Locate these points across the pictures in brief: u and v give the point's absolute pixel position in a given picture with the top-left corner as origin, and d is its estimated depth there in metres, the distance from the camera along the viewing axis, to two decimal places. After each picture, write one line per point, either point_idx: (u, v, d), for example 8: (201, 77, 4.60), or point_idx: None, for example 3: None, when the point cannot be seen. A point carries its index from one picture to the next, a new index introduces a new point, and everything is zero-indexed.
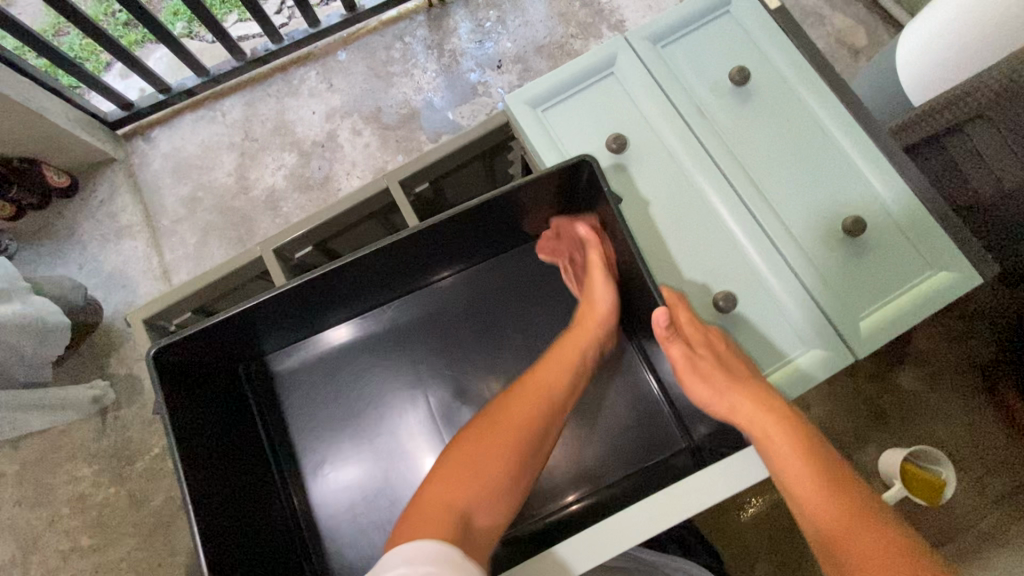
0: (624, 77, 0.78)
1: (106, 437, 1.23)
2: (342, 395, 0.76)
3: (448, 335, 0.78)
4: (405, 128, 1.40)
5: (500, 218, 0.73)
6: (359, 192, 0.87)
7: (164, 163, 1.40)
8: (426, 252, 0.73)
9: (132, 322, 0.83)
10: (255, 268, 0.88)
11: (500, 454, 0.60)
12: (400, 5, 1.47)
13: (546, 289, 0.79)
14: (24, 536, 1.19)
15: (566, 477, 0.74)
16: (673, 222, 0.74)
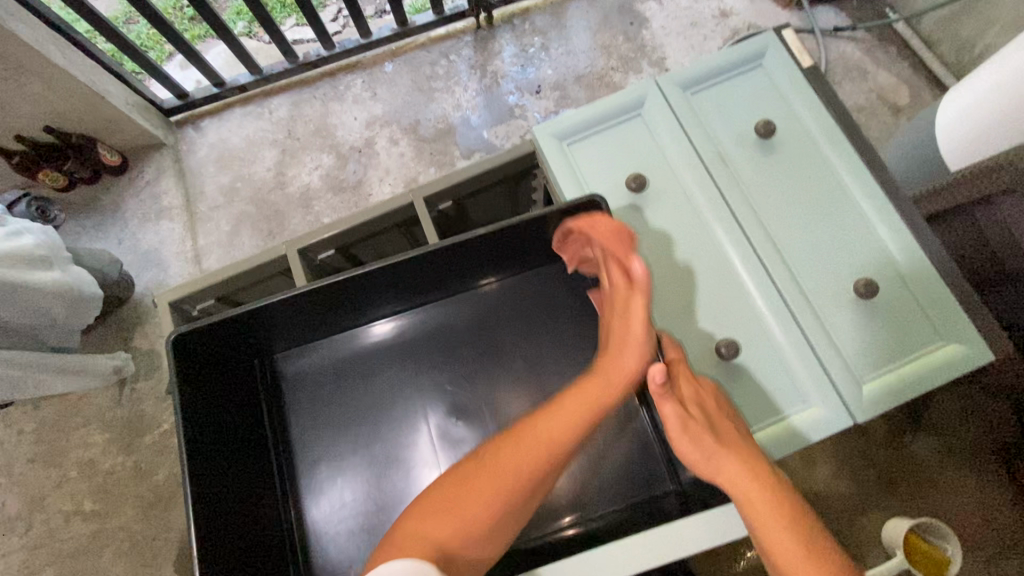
0: (652, 119, 0.80)
1: (121, 408, 1.28)
2: (342, 399, 0.78)
3: (452, 351, 0.80)
4: (441, 142, 1.44)
5: (515, 244, 0.75)
6: (386, 203, 0.91)
7: (209, 152, 1.47)
8: (440, 269, 0.75)
9: (159, 303, 0.87)
10: (280, 265, 0.92)
11: (526, 468, 0.57)
12: (449, 25, 1.53)
13: (553, 316, 0.80)
14: (32, 493, 1.24)
15: (554, 505, 0.72)
16: (682, 266, 0.75)
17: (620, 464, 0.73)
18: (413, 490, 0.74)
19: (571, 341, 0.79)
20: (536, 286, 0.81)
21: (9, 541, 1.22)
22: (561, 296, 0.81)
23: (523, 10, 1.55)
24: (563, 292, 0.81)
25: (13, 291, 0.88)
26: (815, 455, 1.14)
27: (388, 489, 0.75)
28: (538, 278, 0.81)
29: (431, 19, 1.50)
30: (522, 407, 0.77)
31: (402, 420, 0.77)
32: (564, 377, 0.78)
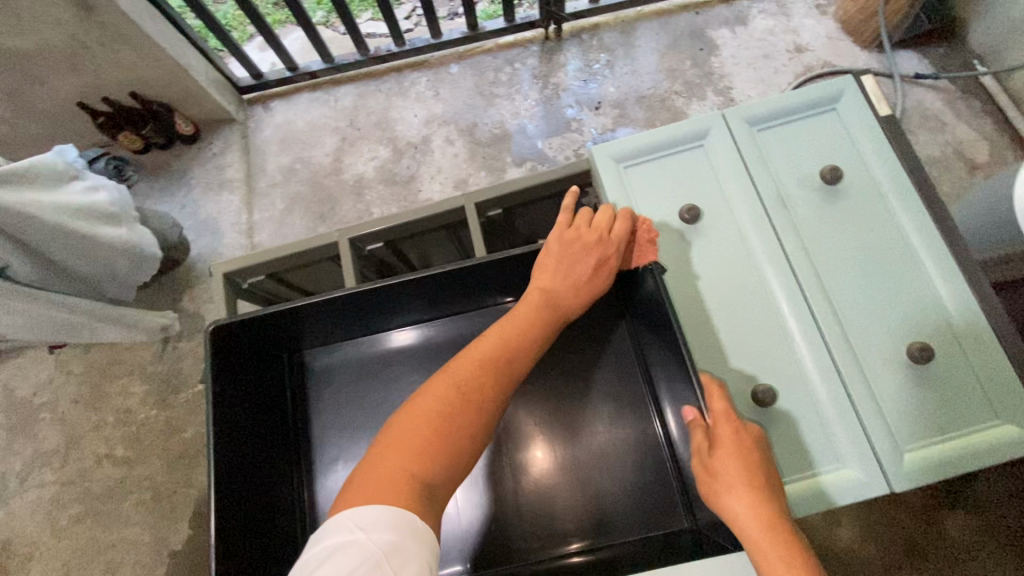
0: (713, 152, 0.79)
1: (162, 363, 1.34)
2: (367, 395, 0.80)
3: None
4: (495, 147, 1.46)
5: None
6: (438, 204, 0.92)
7: (274, 132, 1.54)
8: (475, 283, 0.76)
9: (214, 273, 0.91)
10: (328, 250, 0.94)
11: (489, 393, 0.57)
12: (518, 33, 1.55)
13: (584, 338, 0.80)
14: (72, 431, 1.31)
15: (562, 527, 0.71)
16: (724, 305, 0.74)
17: (633, 497, 0.72)
18: None
19: (599, 366, 0.79)
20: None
21: (44, 473, 1.29)
22: (590, 319, 0.81)
23: (592, 26, 1.56)
24: (593, 316, 0.81)
25: (83, 243, 0.94)
26: (839, 516, 1.08)
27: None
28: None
29: (501, 26, 1.53)
30: (539, 427, 0.77)
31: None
32: (591, 404, 0.77)
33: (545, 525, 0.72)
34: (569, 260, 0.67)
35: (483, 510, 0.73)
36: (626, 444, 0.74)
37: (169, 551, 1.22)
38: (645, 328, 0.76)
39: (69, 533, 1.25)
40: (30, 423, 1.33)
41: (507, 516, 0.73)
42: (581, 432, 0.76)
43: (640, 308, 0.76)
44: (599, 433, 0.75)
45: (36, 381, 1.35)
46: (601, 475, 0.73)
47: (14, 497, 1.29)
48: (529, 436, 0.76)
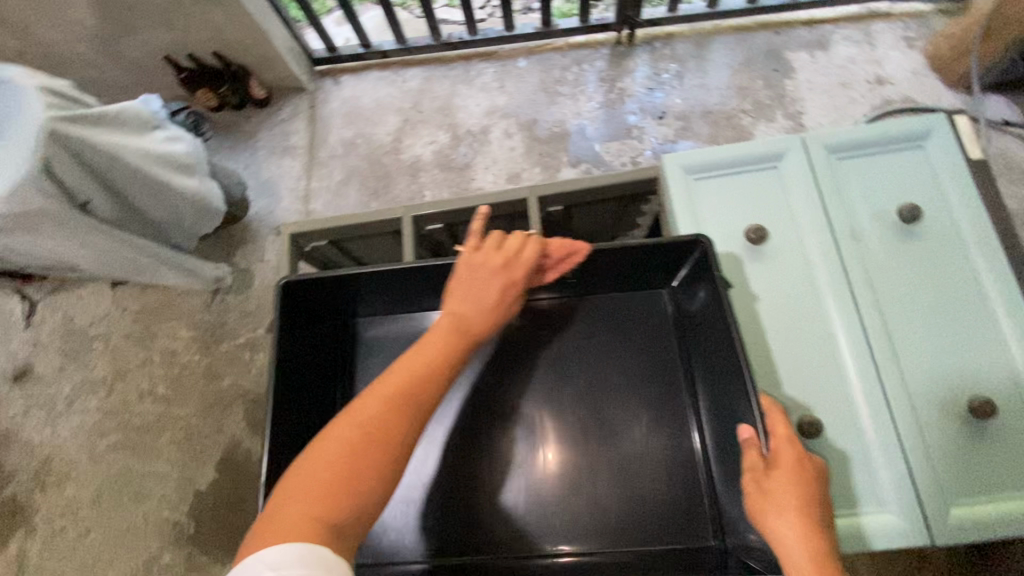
0: (788, 175, 0.77)
1: (209, 312, 1.40)
2: None
3: (521, 353, 0.81)
4: (553, 144, 1.46)
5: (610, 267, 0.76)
6: (503, 194, 0.93)
7: (341, 106, 1.58)
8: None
9: (282, 233, 0.94)
10: (390, 225, 0.97)
11: (396, 425, 0.52)
12: (591, 34, 1.55)
13: (630, 344, 0.80)
14: (120, 364, 1.39)
15: (584, 529, 0.71)
16: (780, 331, 0.72)
17: (662, 509, 0.71)
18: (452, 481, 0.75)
19: (642, 373, 0.78)
20: (617, 309, 0.82)
21: (90, 400, 1.37)
22: (639, 324, 0.81)
23: (666, 35, 1.54)
24: (643, 321, 0.81)
25: (157, 189, 0.98)
26: (857, 566, 1.05)
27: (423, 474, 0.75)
28: (620, 303, 0.82)
29: (575, 26, 1.53)
30: (565, 428, 0.76)
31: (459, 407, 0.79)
32: (629, 410, 0.76)
33: (566, 526, 0.72)
34: (480, 282, 0.63)
35: (503, 503, 0.73)
36: (660, 456, 0.74)
37: (194, 491, 1.28)
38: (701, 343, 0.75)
39: (105, 459, 1.33)
40: (83, 352, 1.41)
41: (523, 512, 0.73)
42: (617, 436, 0.75)
43: (697, 320, 0.75)
44: (636, 440, 0.75)
45: (93, 313, 1.44)
46: (631, 483, 0.73)
47: (60, 419, 1.37)
48: (558, 434, 0.76)
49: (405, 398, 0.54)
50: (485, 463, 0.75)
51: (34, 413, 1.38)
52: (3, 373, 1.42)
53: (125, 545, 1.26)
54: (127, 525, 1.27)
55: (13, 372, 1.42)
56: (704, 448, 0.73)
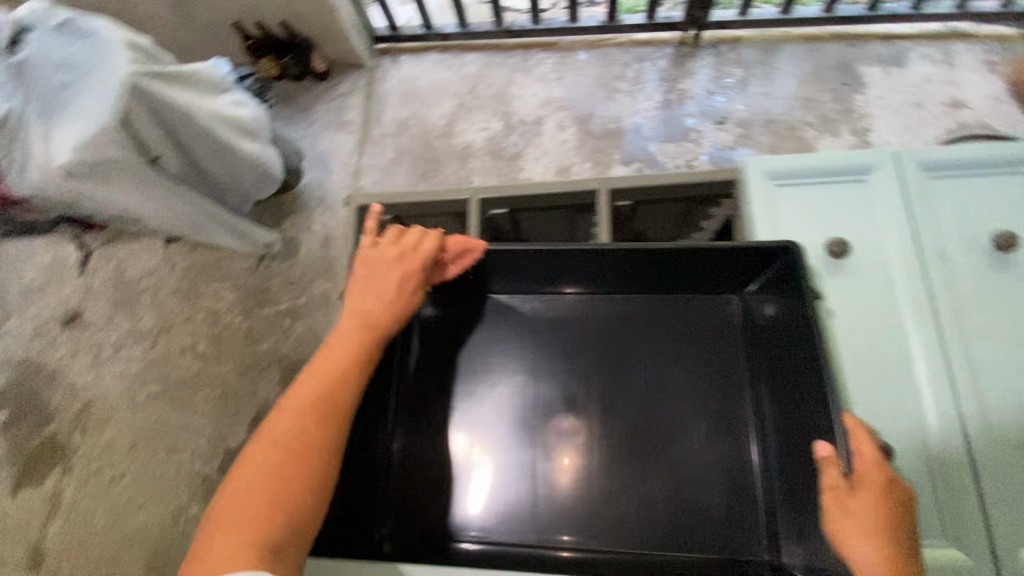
0: (875, 191, 0.76)
1: (254, 277, 1.44)
2: (479, 355, 0.87)
3: (582, 347, 0.85)
4: (607, 141, 1.44)
5: (681, 269, 0.80)
6: (572, 183, 0.93)
7: (397, 85, 1.59)
8: (617, 265, 0.80)
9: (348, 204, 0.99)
10: (456, 206, 0.97)
11: (308, 429, 0.60)
12: (657, 32, 1.52)
13: (689, 348, 0.83)
14: (165, 317, 1.43)
15: (638, 523, 0.74)
16: (857, 350, 0.71)
17: (717, 511, 0.74)
18: (510, 467, 0.79)
19: (706, 377, 0.81)
20: (686, 313, 0.85)
21: (134, 349, 1.42)
22: (709, 329, 0.83)
23: (733, 39, 1.50)
24: (712, 327, 0.84)
25: (221, 149, 1.00)
26: None
27: (458, 456, 0.80)
28: (691, 307, 0.85)
29: (640, 22, 1.50)
30: (618, 423, 0.80)
31: (524, 390, 0.83)
32: (689, 410, 0.79)
33: (621, 517, 0.74)
34: (378, 277, 0.72)
35: (538, 490, 0.77)
36: (719, 459, 0.76)
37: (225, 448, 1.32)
38: (773, 353, 0.77)
39: (142, 408, 1.37)
40: (131, 303, 1.46)
41: (564, 499, 0.76)
42: (674, 434, 0.78)
43: (771, 331, 0.78)
44: (693, 441, 0.77)
45: (145, 266, 1.49)
46: (686, 482, 0.75)
47: (104, 365, 1.42)
48: (611, 428, 0.80)
49: (313, 409, 0.61)
50: (536, 448, 0.79)
51: (80, 356, 1.43)
52: (55, 316, 1.47)
53: (157, 492, 1.31)
54: (160, 473, 1.32)
55: (65, 316, 1.47)
56: (761, 456, 0.76)
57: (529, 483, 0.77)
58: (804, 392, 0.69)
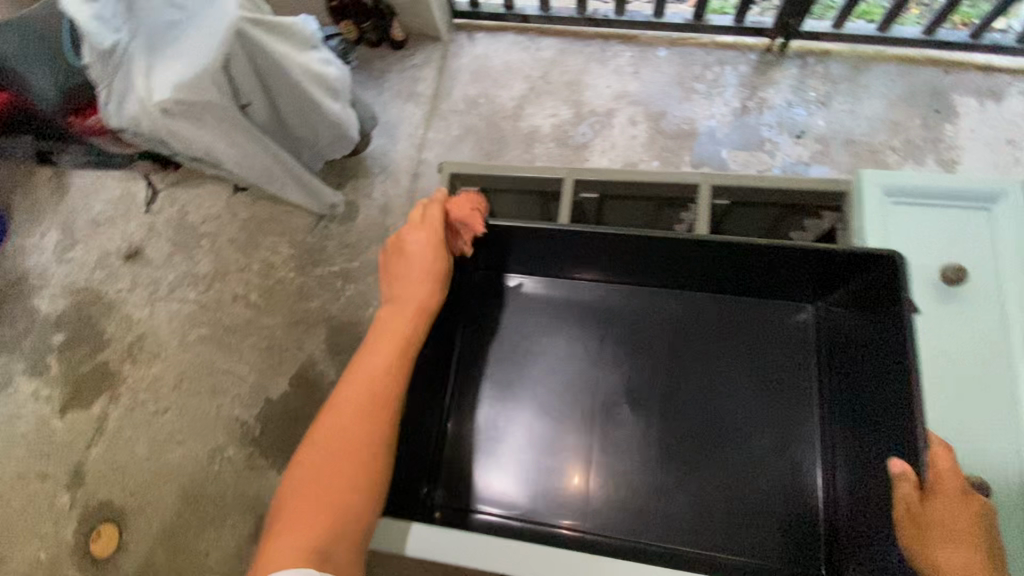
0: (996, 221, 0.82)
1: (311, 235, 1.46)
2: (554, 334, 0.88)
3: (644, 339, 0.86)
4: (678, 142, 1.42)
5: (753, 272, 0.80)
6: (673, 175, 0.86)
7: (471, 61, 1.58)
8: (689, 261, 0.80)
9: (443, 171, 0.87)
10: (546, 184, 0.91)
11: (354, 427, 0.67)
12: (741, 36, 1.48)
13: (753, 354, 0.84)
14: (221, 263, 1.47)
15: (692, 518, 0.77)
16: (966, 371, 0.75)
17: (771, 516, 0.76)
18: (569, 449, 0.82)
19: (772, 385, 0.82)
20: (755, 319, 0.85)
21: (189, 291, 1.46)
22: (778, 338, 0.84)
23: (821, 51, 1.45)
24: (781, 337, 0.84)
25: (308, 102, 1.01)
26: None
27: (528, 432, 0.83)
28: (761, 315, 0.85)
29: (727, 24, 1.46)
30: (674, 420, 0.82)
31: (587, 377, 0.85)
32: (752, 417, 0.81)
33: (677, 511, 0.77)
34: (408, 268, 0.76)
35: (594, 476, 0.80)
36: (776, 467, 0.78)
37: (265, 397, 1.35)
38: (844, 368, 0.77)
39: (192, 348, 1.41)
40: (191, 245, 1.50)
41: (624, 483, 0.79)
42: (735, 438, 0.80)
43: (843, 346, 0.78)
44: (752, 446, 0.80)
45: (207, 212, 1.52)
46: (741, 486, 0.78)
47: (159, 302, 1.46)
48: (667, 424, 0.82)
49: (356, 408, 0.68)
50: (595, 434, 0.82)
51: (138, 291, 1.48)
52: (117, 250, 1.52)
53: (198, 430, 1.35)
54: (202, 413, 1.36)
55: (126, 250, 1.52)
56: (822, 467, 0.78)
57: (585, 468, 0.80)
58: (876, 414, 0.69)
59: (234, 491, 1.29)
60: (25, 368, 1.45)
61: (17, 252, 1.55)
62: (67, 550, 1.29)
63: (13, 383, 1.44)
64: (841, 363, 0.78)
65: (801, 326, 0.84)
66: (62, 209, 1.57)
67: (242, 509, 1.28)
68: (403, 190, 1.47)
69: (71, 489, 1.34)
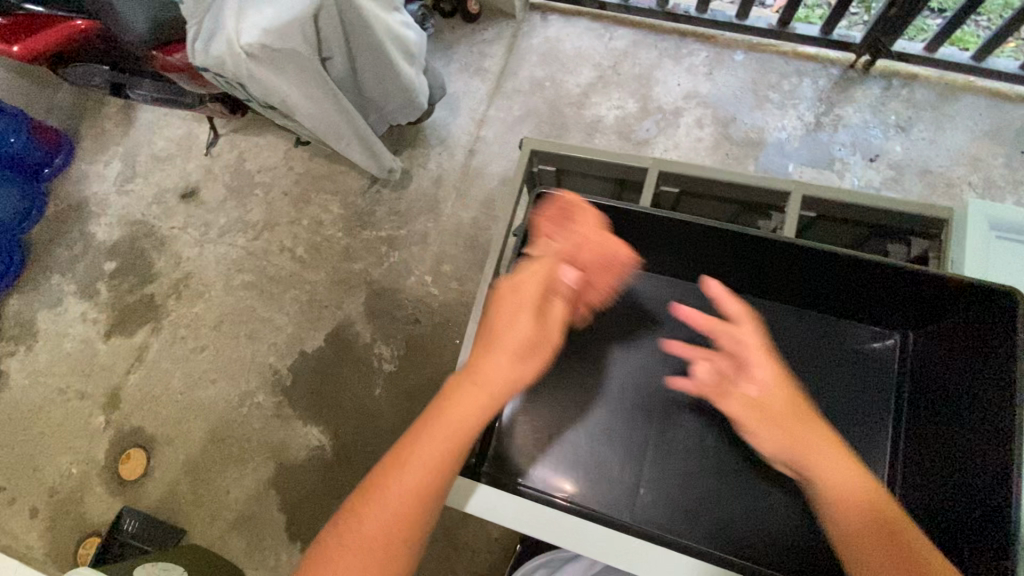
0: None
1: (362, 198, 1.47)
2: (616, 322, 0.79)
3: (716, 340, 0.77)
4: (744, 150, 1.38)
5: (857, 287, 0.69)
6: (763, 178, 0.76)
7: (541, 43, 1.55)
8: (772, 263, 0.71)
9: (522, 146, 0.84)
10: (626, 171, 0.83)
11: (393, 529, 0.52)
12: (824, 48, 1.42)
13: (840, 374, 0.73)
14: (272, 214, 1.49)
15: (742, 537, 0.69)
16: None
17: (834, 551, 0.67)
18: (622, 447, 0.74)
19: (841, 417, 0.71)
20: (831, 339, 0.74)
21: (238, 238, 1.49)
22: (854, 365, 0.72)
23: (908, 74, 1.39)
24: (857, 363, 0.72)
25: (386, 64, 1.02)
26: None
27: (579, 424, 0.76)
28: (837, 333, 0.74)
29: (813, 34, 1.41)
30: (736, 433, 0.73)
31: (637, 375, 0.77)
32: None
33: (729, 526, 0.70)
34: (510, 330, 0.57)
35: (639, 477, 0.73)
36: None
37: (300, 350, 1.38)
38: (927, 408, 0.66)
39: (235, 293, 1.44)
40: (245, 192, 1.53)
41: (673, 489, 0.72)
42: None
43: (932, 383, 0.67)
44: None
45: (264, 162, 1.54)
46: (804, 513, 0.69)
47: (209, 244, 1.50)
48: (726, 436, 0.73)
49: (403, 509, 0.52)
50: (641, 434, 0.75)
51: (190, 230, 1.52)
52: (174, 188, 1.56)
53: (232, 373, 1.38)
54: (238, 357, 1.39)
55: (183, 190, 1.56)
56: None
57: (630, 468, 0.73)
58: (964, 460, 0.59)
59: (259, 436, 1.33)
60: (76, 290, 1.50)
61: (80, 178, 1.60)
62: (97, 468, 1.35)
63: (64, 302, 1.49)
64: (925, 403, 0.67)
65: (883, 354, 0.72)
66: (127, 142, 1.62)
67: (265, 454, 1.31)
68: (458, 165, 1.47)
69: (107, 410, 1.39)
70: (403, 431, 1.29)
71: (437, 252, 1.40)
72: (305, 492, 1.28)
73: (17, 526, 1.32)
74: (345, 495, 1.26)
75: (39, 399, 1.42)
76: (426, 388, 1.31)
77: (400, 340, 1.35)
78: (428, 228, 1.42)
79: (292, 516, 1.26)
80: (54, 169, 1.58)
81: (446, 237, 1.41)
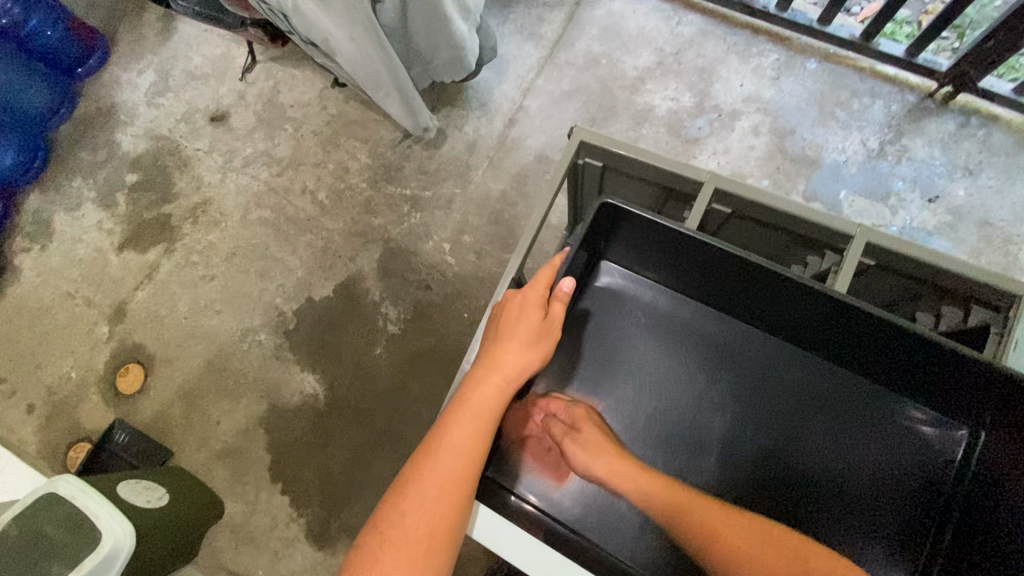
0: None
1: (392, 151, 1.42)
2: (655, 355, 0.73)
3: (762, 393, 0.70)
4: (797, 166, 1.30)
5: (926, 374, 0.61)
6: (825, 216, 0.71)
7: (604, 16, 1.45)
8: (839, 326, 0.63)
9: (572, 135, 0.78)
10: (680, 180, 0.78)
11: (435, 497, 0.56)
12: (906, 71, 1.32)
13: (894, 455, 0.65)
14: (298, 152, 1.45)
15: None
16: None
17: None
18: None
19: (871, 492, 0.64)
20: (885, 414, 0.66)
21: (261, 171, 1.45)
22: (910, 453, 0.65)
23: (989, 114, 1.29)
24: (914, 448, 0.65)
25: (437, 20, 0.95)
26: None
27: None
28: (891, 413, 0.66)
29: (897, 53, 1.30)
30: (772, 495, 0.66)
31: (671, 407, 0.70)
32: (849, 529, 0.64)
33: None
34: (520, 321, 0.66)
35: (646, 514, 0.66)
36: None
37: (307, 296, 1.36)
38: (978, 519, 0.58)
39: (250, 227, 1.42)
40: (275, 124, 1.48)
41: None
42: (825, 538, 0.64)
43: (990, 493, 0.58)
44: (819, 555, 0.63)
45: (299, 96, 1.49)
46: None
47: (231, 172, 1.46)
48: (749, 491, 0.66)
49: (441, 477, 0.57)
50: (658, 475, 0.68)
51: (213, 155, 1.48)
52: (204, 108, 1.52)
53: (237, 306, 1.37)
54: (246, 293, 1.38)
55: (213, 112, 1.51)
56: None
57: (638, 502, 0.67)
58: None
59: (256, 373, 1.33)
60: (95, 196, 1.48)
61: (111, 81, 1.56)
62: (95, 376, 1.36)
63: (82, 207, 1.48)
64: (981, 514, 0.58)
65: (940, 445, 0.64)
66: (163, 53, 1.57)
67: (259, 393, 1.32)
68: (496, 132, 1.40)
69: (111, 322, 1.40)
70: (397, 393, 1.29)
71: (460, 220, 1.36)
72: (292, 437, 1.28)
73: (12, 418, 1.35)
74: (331, 446, 1.27)
75: (47, 298, 1.43)
76: (427, 357, 1.30)
77: (408, 303, 1.33)
78: (453, 193, 1.38)
79: (278, 458, 1.28)
80: (87, 69, 1.55)
81: (471, 206, 1.37)
